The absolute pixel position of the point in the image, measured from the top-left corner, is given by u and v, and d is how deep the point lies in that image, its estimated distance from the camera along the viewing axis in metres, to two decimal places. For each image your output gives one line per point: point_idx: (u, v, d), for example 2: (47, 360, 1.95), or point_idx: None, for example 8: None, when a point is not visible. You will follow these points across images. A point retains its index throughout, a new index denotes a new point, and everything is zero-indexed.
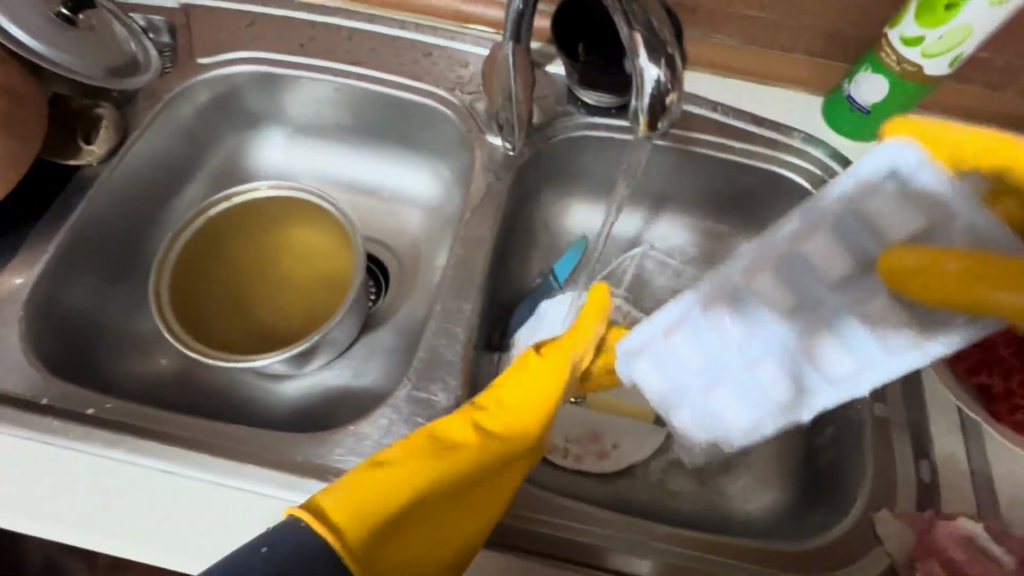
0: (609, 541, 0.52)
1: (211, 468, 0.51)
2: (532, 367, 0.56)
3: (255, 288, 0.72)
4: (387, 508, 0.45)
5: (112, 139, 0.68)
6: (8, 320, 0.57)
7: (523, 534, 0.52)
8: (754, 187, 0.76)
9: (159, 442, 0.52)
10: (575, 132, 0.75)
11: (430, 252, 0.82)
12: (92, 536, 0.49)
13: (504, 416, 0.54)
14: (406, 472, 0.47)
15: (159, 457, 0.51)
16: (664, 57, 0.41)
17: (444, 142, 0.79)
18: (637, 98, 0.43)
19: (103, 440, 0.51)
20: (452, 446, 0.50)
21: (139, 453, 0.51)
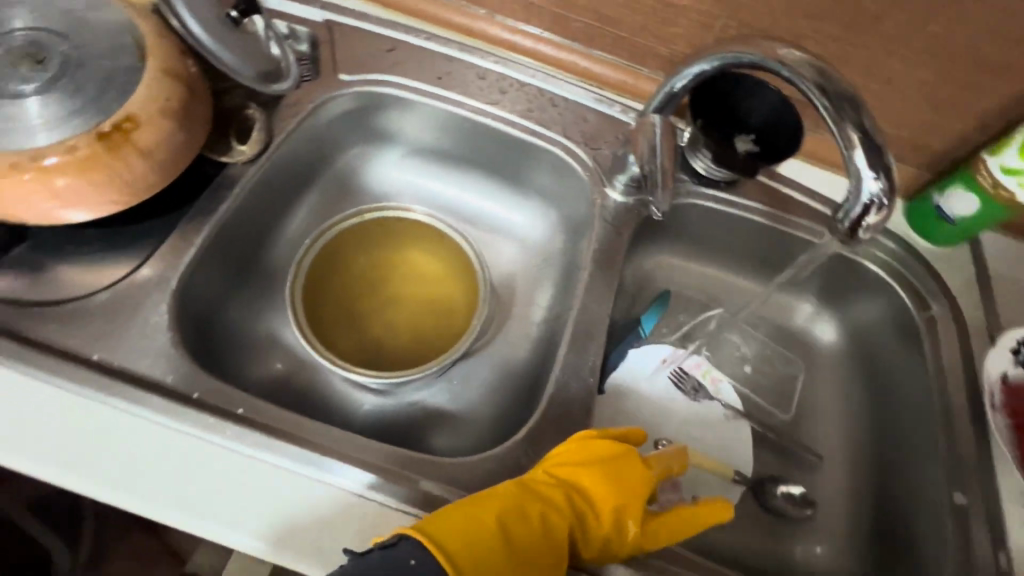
0: None
1: (356, 480, 0.52)
2: (624, 474, 0.55)
3: (374, 302, 0.75)
4: (480, 554, 0.46)
5: (260, 141, 0.70)
6: (155, 307, 0.58)
7: None
8: (839, 272, 0.82)
9: (305, 448, 0.53)
10: (687, 198, 0.80)
11: (528, 286, 0.85)
12: (237, 536, 0.49)
13: (585, 508, 0.54)
14: (502, 524, 0.49)
15: (310, 464, 0.52)
16: (885, 174, 0.49)
17: (559, 187, 0.84)
18: (847, 198, 0.51)
19: (256, 441, 0.52)
20: (541, 507, 0.51)
21: (289, 457, 0.52)
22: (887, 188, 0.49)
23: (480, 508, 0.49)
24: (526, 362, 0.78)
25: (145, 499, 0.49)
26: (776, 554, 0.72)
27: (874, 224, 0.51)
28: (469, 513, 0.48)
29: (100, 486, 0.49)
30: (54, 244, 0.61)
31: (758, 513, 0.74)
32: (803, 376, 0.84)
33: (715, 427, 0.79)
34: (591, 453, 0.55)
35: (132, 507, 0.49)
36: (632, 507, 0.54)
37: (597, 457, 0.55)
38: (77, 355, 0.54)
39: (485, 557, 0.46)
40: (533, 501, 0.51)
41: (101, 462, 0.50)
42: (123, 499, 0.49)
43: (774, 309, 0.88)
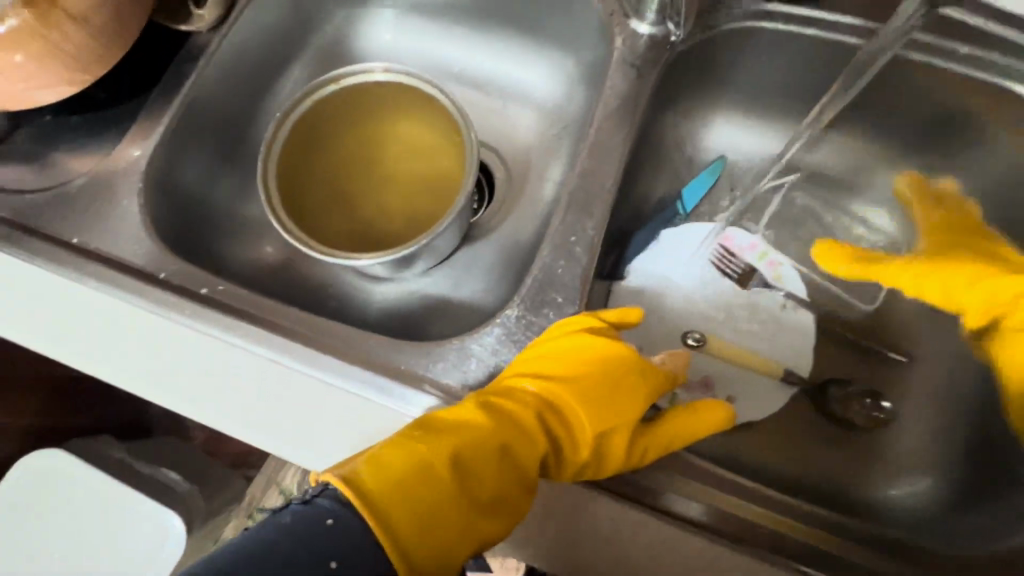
0: (755, 515, 0.46)
1: (309, 361, 0.50)
2: (602, 391, 0.49)
3: (361, 186, 0.67)
4: (428, 496, 0.41)
5: (222, 4, 0.62)
6: (129, 192, 0.57)
7: (652, 491, 0.47)
8: (972, 108, 0.58)
9: (263, 331, 0.51)
10: (746, 21, 0.59)
11: (543, 161, 0.73)
12: (206, 413, 0.50)
13: (554, 430, 0.48)
14: (457, 457, 0.43)
15: (267, 346, 0.50)
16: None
17: (576, 28, 0.67)
18: None
19: (210, 319, 0.51)
20: (503, 434, 0.45)
21: (244, 337, 0.51)
22: None
23: (426, 441, 0.43)
24: (532, 247, 0.68)
25: (122, 373, 0.51)
26: (830, 469, 0.59)
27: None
28: (411, 448, 0.42)
29: (81, 358, 0.51)
30: (37, 130, 0.61)
31: (812, 419, 0.61)
32: (897, 260, 0.65)
33: (765, 320, 0.64)
34: (563, 367, 0.49)
35: (113, 379, 0.51)
36: (613, 425, 0.48)
37: (572, 363, 0.48)
38: (57, 238, 0.55)
39: (435, 499, 0.41)
40: (492, 427, 0.45)
41: (77, 337, 0.52)
42: (103, 372, 0.51)
43: (872, 170, 0.67)
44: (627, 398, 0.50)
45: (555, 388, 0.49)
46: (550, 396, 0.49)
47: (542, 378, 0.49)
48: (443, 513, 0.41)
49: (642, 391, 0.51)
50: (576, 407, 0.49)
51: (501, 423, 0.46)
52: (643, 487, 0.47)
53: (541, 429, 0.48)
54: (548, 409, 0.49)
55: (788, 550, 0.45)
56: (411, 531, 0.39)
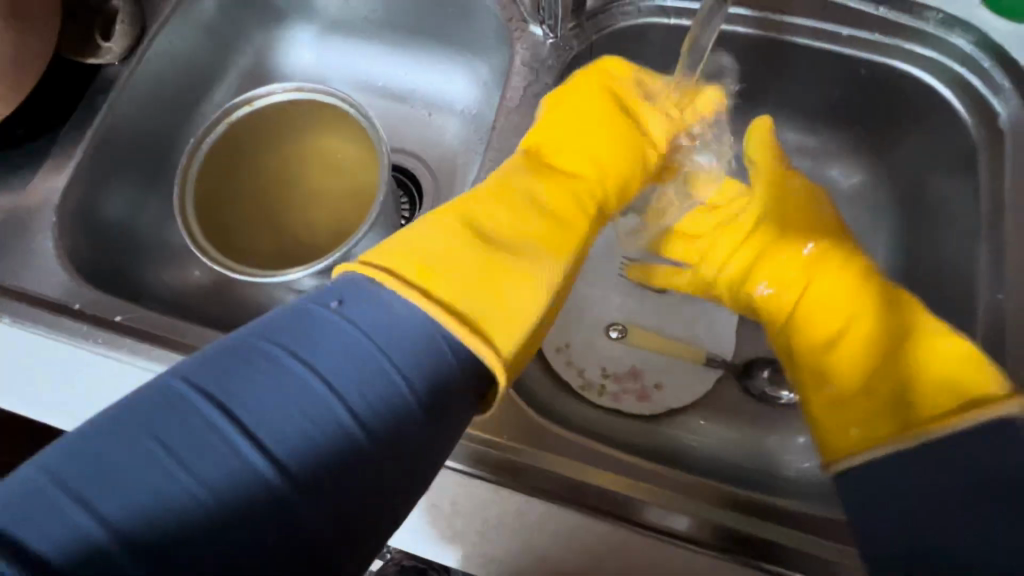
0: (649, 494, 0.47)
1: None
2: (563, 138, 0.51)
3: (285, 204, 0.68)
4: (468, 263, 0.41)
5: (130, 36, 0.64)
6: (44, 227, 0.58)
7: (555, 480, 0.47)
8: (860, 87, 0.60)
9: (165, 348, 0.52)
10: (638, 19, 0.61)
11: (466, 166, 0.74)
12: None
13: (592, 184, 0.50)
14: (482, 229, 0.44)
15: (171, 364, 0.51)
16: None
17: (483, 34, 0.69)
18: None
19: (110, 339, 0.52)
20: (518, 196, 0.47)
21: (149, 356, 0.52)
22: None
23: (478, 218, 0.44)
24: None
25: (32, 403, 0.52)
26: (755, 446, 0.61)
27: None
28: (454, 242, 0.42)
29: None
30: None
31: (737, 399, 0.63)
32: None
33: (683, 306, 0.66)
34: (553, 137, 0.52)
35: (27, 412, 0.52)
36: (625, 175, 0.52)
37: (565, 141, 0.51)
38: None
39: (478, 262, 0.41)
40: (502, 195, 0.47)
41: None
42: (14, 404, 0.52)
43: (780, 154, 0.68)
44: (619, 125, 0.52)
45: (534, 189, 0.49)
46: (568, 154, 0.51)
47: (561, 172, 0.50)
48: (516, 287, 0.41)
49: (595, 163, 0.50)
50: (587, 171, 0.50)
51: (534, 209, 0.46)
52: (547, 478, 0.47)
53: (580, 195, 0.49)
54: (557, 180, 0.49)
55: (682, 526, 0.46)
56: (468, 295, 0.40)
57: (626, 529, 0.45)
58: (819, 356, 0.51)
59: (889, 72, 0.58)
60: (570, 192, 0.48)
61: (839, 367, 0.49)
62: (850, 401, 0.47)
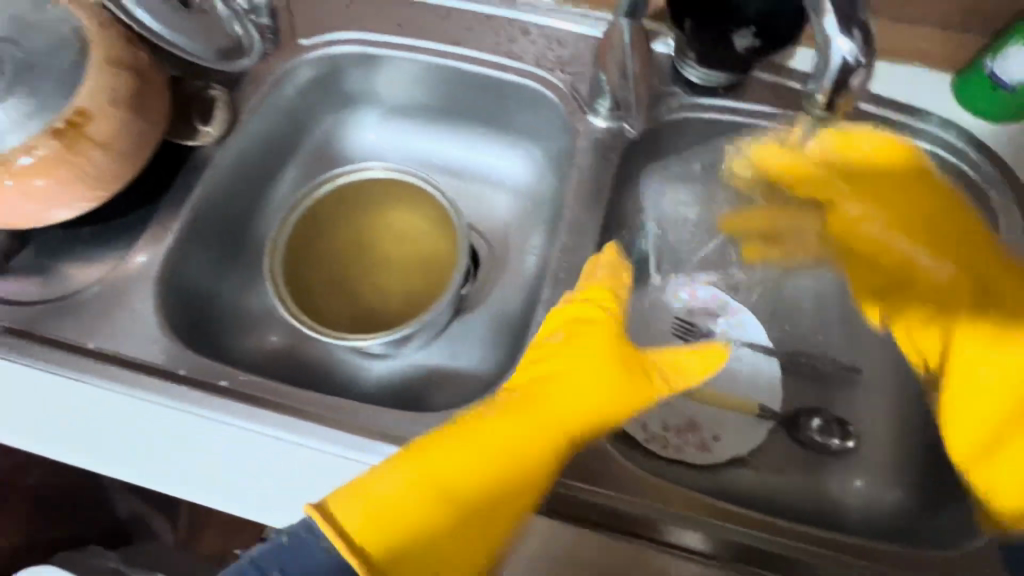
0: (700, 525, 0.53)
1: (329, 439, 0.53)
2: (563, 371, 0.56)
3: (358, 273, 0.73)
4: (410, 513, 0.46)
5: (226, 120, 0.70)
6: (144, 297, 0.60)
7: (615, 514, 0.54)
8: None
9: (277, 413, 0.54)
10: (682, 112, 0.71)
11: (522, 236, 0.80)
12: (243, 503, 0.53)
13: (515, 440, 0.51)
14: (427, 480, 0.48)
15: (285, 429, 0.54)
16: (858, 28, 0.37)
17: (542, 122, 0.78)
18: (817, 73, 0.40)
19: (223, 407, 0.54)
20: (485, 446, 0.50)
21: (262, 421, 0.54)
22: (861, 46, 0.38)
23: (438, 472, 0.48)
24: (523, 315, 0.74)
25: (150, 472, 0.54)
26: (812, 491, 0.66)
27: (855, 90, 0.40)
28: (404, 473, 0.48)
29: (111, 464, 0.55)
30: (44, 246, 0.65)
31: (789, 449, 0.68)
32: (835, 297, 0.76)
33: (737, 362, 0.71)
34: (553, 371, 0.56)
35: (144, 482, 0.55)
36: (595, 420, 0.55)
37: (541, 386, 0.55)
38: (75, 345, 0.57)
39: (417, 511, 0.47)
40: (478, 435, 0.51)
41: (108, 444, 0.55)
42: (129, 474, 0.55)
43: None
44: (603, 379, 0.55)
45: (515, 427, 0.52)
46: (551, 393, 0.55)
47: (492, 419, 0.52)
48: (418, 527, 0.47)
49: (579, 403, 0.55)
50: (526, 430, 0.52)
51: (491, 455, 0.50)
52: (607, 513, 0.54)
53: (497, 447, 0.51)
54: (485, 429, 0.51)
55: (733, 553, 0.52)
56: (387, 553, 0.45)
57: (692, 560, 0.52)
58: (927, 321, 0.63)
59: (897, 160, 0.68)
60: (478, 448, 0.50)
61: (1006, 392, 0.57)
62: (987, 416, 0.57)
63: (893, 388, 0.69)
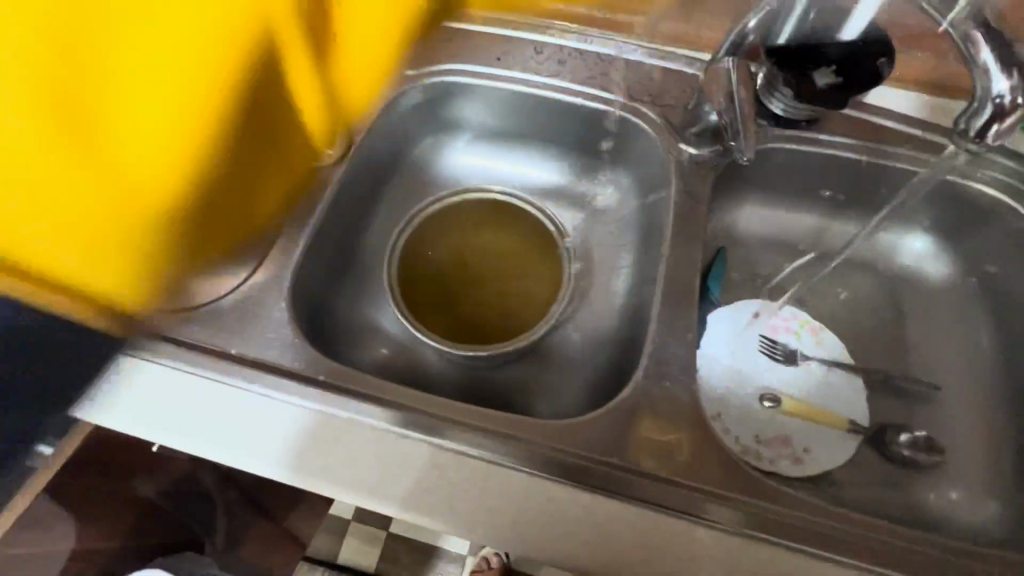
0: (844, 531, 0.54)
1: (460, 439, 0.58)
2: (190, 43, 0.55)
3: (461, 288, 0.78)
4: (61, 199, 0.49)
5: (344, 143, 0.75)
6: (279, 306, 0.64)
7: (764, 521, 0.54)
8: (945, 198, 0.76)
9: (414, 414, 0.59)
10: (767, 143, 0.77)
11: (608, 254, 0.84)
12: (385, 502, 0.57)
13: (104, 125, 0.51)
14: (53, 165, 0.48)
15: (420, 429, 0.58)
16: (1016, 72, 0.43)
17: (630, 150, 0.83)
18: (972, 110, 0.45)
19: (361, 407, 0.59)
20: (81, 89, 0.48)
21: (400, 423, 0.58)
22: (1020, 86, 0.43)
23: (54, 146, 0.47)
24: (615, 331, 0.78)
25: (276, 464, 0.58)
26: (907, 504, 0.68)
27: (1007, 128, 0.44)
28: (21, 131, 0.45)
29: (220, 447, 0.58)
30: None
31: (881, 463, 0.70)
32: (909, 317, 0.80)
33: (821, 378, 0.75)
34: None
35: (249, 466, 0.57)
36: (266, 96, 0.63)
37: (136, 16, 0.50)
38: (218, 349, 0.61)
39: (66, 199, 0.50)
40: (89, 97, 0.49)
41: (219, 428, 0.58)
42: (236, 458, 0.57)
43: (871, 248, 0.83)
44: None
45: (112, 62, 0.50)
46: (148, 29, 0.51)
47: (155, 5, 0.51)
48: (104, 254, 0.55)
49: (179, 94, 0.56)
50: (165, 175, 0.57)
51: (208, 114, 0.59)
52: (754, 519, 0.55)
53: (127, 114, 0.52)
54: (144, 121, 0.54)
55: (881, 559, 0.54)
56: (73, 256, 0.53)
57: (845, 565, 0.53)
58: None
59: (972, 190, 0.73)
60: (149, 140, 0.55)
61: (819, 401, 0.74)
62: None
63: (975, 404, 0.72)
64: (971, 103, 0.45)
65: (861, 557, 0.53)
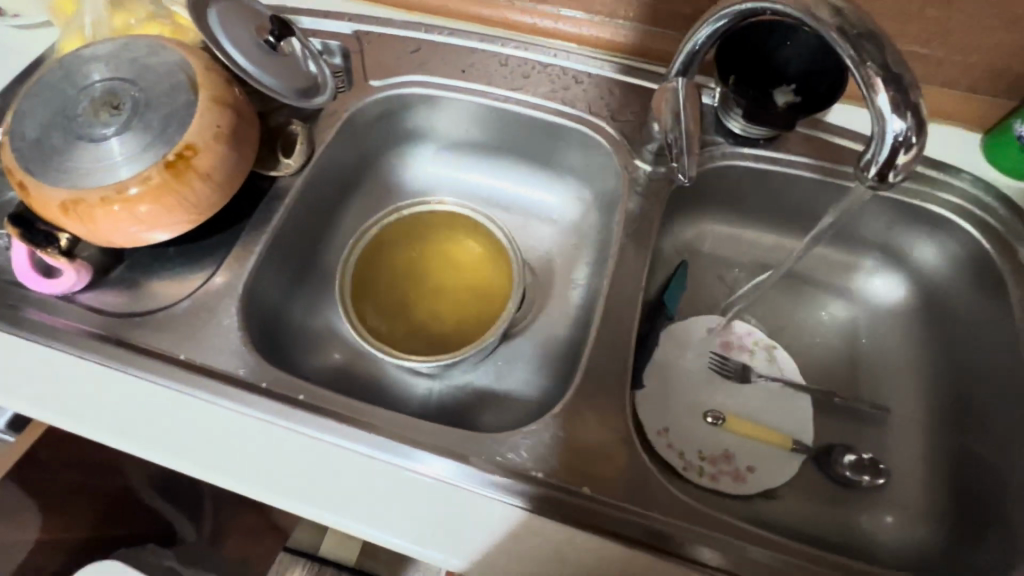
0: (770, 559, 0.54)
1: (415, 458, 0.58)
2: None
3: (416, 297, 0.78)
4: None
5: (305, 153, 0.76)
6: (228, 312, 0.66)
7: (690, 545, 0.54)
8: (901, 220, 0.76)
9: (366, 431, 0.59)
10: (724, 161, 0.76)
11: (567, 267, 0.85)
12: (324, 513, 0.57)
13: None
14: None
15: (374, 447, 0.58)
16: (909, 111, 0.45)
17: (592, 165, 0.83)
18: (871, 147, 0.47)
19: (314, 423, 0.60)
20: None
21: (352, 439, 0.59)
22: (915, 124, 0.45)
23: None
24: (568, 344, 0.79)
25: (216, 471, 0.59)
26: (846, 524, 0.69)
27: (905, 165, 0.47)
28: None
29: (189, 460, 0.59)
30: (132, 262, 0.71)
31: (821, 483, 0.71)
32: (864, 338, 0.80)
33: (771, 397, 0.76)
34: None
35: (215, 477, 0.59)
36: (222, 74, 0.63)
37: None
38: (170, 356, 0.63)
39: None
40: None
41: (192, 440, 0.60)
42: (204, 470, 0.59)
43: (825, 266, 0.83)
44: None
45: None
46: None
47: None
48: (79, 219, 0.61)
49: None
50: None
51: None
52: (685, 543, 0.54)
53: None
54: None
55: None
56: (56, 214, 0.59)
57: None
58: None
59: (928, 212, 0.73)
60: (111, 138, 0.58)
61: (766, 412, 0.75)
62: None
63: (919, 428, 0.73)
64: (872, 140, 0.48)
65: None
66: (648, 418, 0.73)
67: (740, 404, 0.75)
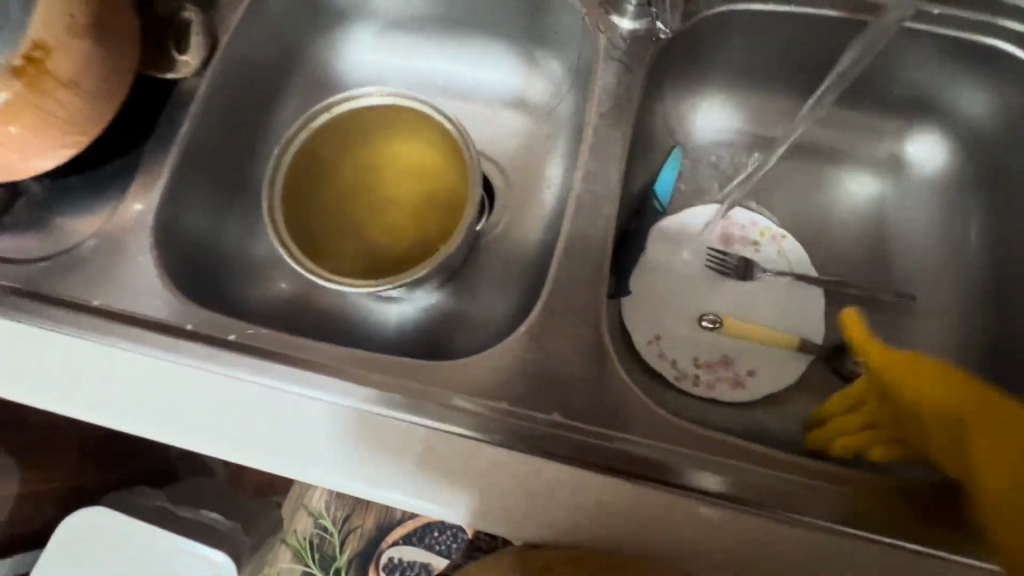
0: (778, 480, 0.47)
1: (370, 398, 0.50)
2: None
3: (363, 211, 0.67)
4: None
5: (204, 47, 0.63)
6: (141, 249, 0.58)
7: (683, 471, 0.47)
8: (943, 65, 0.62)
9: (308, 371, 0.51)
10: (723, 7, 0.61)
11: (540, 162, 0.73)
12: (262, 461, 0.51)
13: None
14: None
15: (320, 388, 0.50)
16: None
17: (559, 30, 0.68)
18: None
19: (250, 365, 0.51)
20: None
21: (290, 380, 0.51)
22: None
23: None
24: (543, 250, 0.69)
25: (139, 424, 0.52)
26: None
27: None
28: None
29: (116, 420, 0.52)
30: (30, 199, 0.62)
31: (831, 383, 0.64)
32: (892, 214, 0.69)
33: (778, 293, 0.67)
34: None
35: (152, 434, 0.52)
36: None
37: None
38: (77, 302, 0.55)
39: None
40: None
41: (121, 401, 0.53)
42: (137, 428, 0.52)
43: (845, 135, 0.70)
44: None
45: None
46: None
47: None
48: None
49: None
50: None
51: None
52: (677, 469, 0.47)
53: None
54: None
55: (820, 514, 0.46)
56: None
57: (773, 521, 0.46)
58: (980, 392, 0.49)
59: (980, 50, 0.59)
60: None
61: (771, 310, 0.66)
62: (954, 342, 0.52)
63: (949, 314, 0.64)
64: None
65: (795, 510, 0.46)
66: (637, 327, 0.65)
67: (743, 302, 0.67)
